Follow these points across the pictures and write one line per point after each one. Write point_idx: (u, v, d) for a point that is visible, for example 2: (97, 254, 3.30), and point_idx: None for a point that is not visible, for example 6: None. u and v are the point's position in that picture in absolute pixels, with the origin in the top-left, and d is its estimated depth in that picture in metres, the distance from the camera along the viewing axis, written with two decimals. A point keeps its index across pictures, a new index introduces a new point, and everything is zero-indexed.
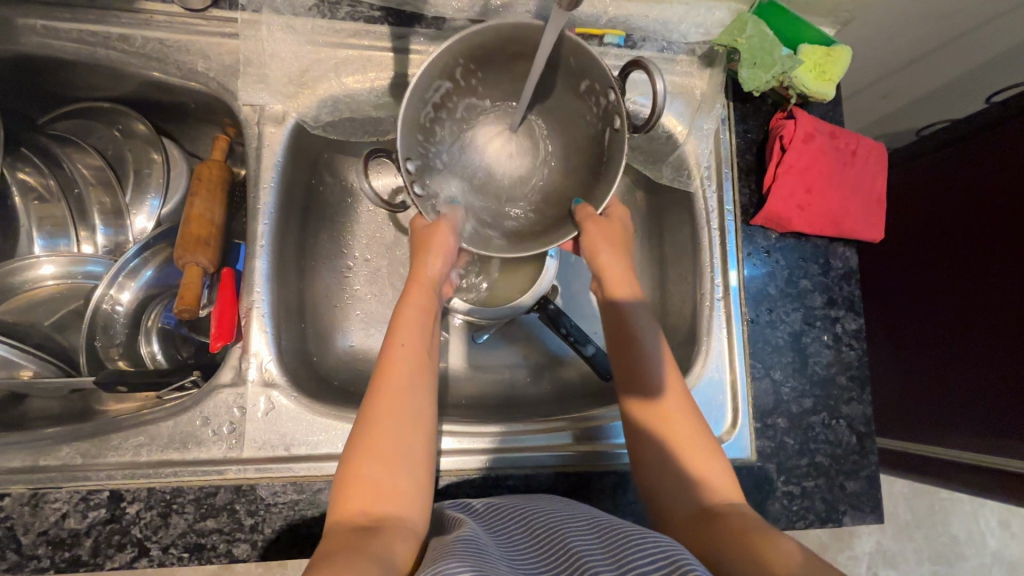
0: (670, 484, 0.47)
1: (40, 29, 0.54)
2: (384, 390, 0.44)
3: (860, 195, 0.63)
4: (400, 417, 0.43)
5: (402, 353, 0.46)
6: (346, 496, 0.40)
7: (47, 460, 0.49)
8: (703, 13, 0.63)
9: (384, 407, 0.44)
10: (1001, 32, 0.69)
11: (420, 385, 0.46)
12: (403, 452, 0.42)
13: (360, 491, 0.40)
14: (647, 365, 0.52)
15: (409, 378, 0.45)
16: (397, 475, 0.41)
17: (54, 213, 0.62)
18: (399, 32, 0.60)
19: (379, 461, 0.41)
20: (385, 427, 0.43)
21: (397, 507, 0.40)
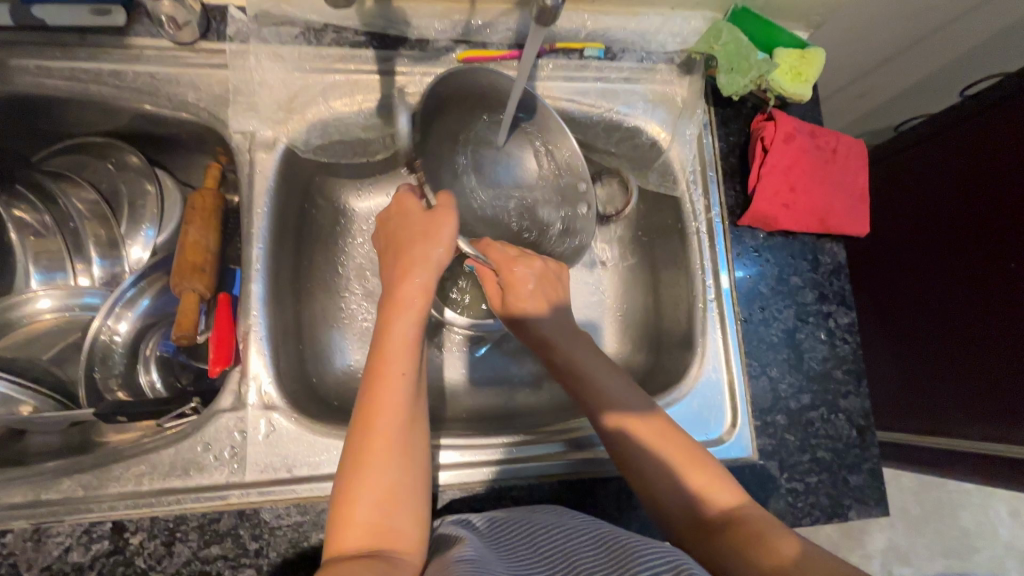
0: (676, 503, 0.48)
1: (32, 69, 0.55)
2: (376, 422, 0.43)
3: (845, 190, 0.64)
4: (394, 450, 0.42)
5: (398, 382, 0.45)
6: (340, 529, 0.40)
7: (50, 494, 0.49)
8: (680, 23, 0.64)
9: (377, 437, 0.42)
10: (968, 26, 0.72)
11: (412, 408, 0.45)
12: (398, 484, 0.42)
13: (354, 526, 0.40)
14: (610, 387, 0.53)
15: (404, 404, 0.44)
16: (395, 508, 0.41)
17: (50, 248, 0.62)
18: (384, 55, 0.61)
19: (374, 495, 0.41)
20: (377, 460, 0.42)
21: (393, 539, 0.40)
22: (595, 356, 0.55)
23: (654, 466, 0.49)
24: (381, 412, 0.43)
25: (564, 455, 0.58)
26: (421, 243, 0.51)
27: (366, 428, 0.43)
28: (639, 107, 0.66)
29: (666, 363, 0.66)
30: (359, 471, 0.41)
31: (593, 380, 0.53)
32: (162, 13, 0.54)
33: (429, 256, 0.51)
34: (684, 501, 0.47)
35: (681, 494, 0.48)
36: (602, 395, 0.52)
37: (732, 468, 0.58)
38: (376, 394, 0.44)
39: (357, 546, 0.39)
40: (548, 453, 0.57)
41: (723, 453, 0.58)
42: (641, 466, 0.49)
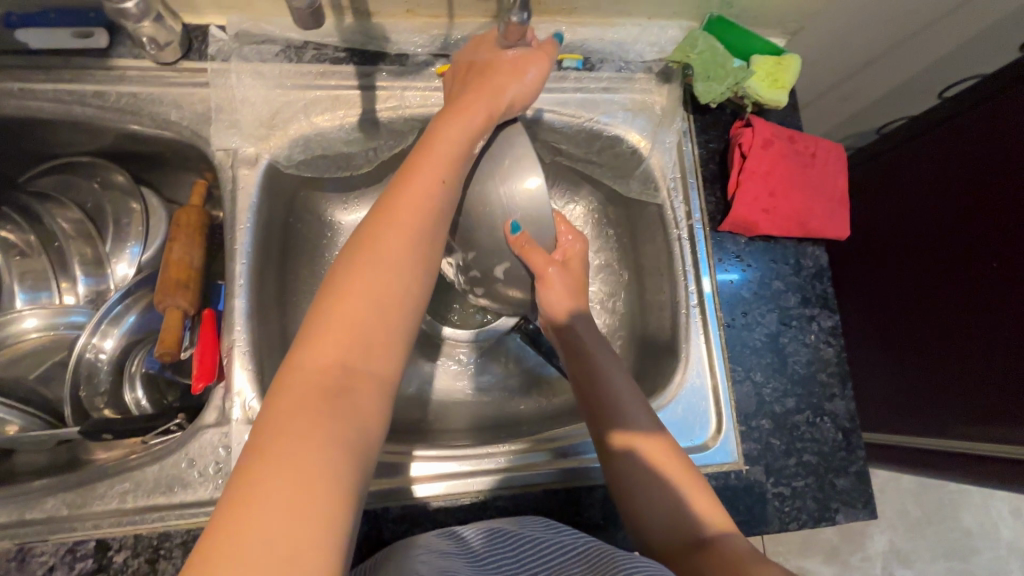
0: (658, 530, 0.49)
1: (16, 92, 0.56)
2: (386, 229, 0.41)
3: (824, 194, 0.64)
4: (394, 263, 0.40)
5: (418, 200, 0.43)
6: (326, 328, 0.37)
7: (33, 514, 0.49)
8: (657, 32, 0.67)
9: (364, 275, 0.38)
10: (943, 28, 0.72)
11: (410, 256, 0.41)
12: (377, 330, 0.37)
13: (339, 327, 0.37)
14: (625, 405, 0.53)
15: (404, 245, 0.41)
16: (374, 352, 0.37)
17: (35, 267, 0.63)
18: (364, 70, 0.62)
19: (350, 331, 0.37)
20: (360, 296, 0.38)
21: (376, 358, 0.37)
22: (621, 377, 0.55)
23: (650, 490, 0.50)
24: (374, 250, 0.40)
25: (549, 464, 0.58)
26: (455, 112, 0.48)
27: (358, 262, 0.39)
28: (619, 115, 0.66)
29: (651, 369, 0.66)
30: (338, 304, 0.37)
31: (608, 392, 0.54)
32: (143, 36, 0.54)
33: (459, 120, 0.47)
34: (674, 522, 0.49)
35: (673, 516, 0.49)
36: (618, 415, 0.53)
37: (717, 474, 0.58)
38: (376, 234, 0.41)
39: (337, 346, 0.36)
40: (533, 463, 0.57)
41: (708, 459, 0.59)
42: (636, 485, 0.50)
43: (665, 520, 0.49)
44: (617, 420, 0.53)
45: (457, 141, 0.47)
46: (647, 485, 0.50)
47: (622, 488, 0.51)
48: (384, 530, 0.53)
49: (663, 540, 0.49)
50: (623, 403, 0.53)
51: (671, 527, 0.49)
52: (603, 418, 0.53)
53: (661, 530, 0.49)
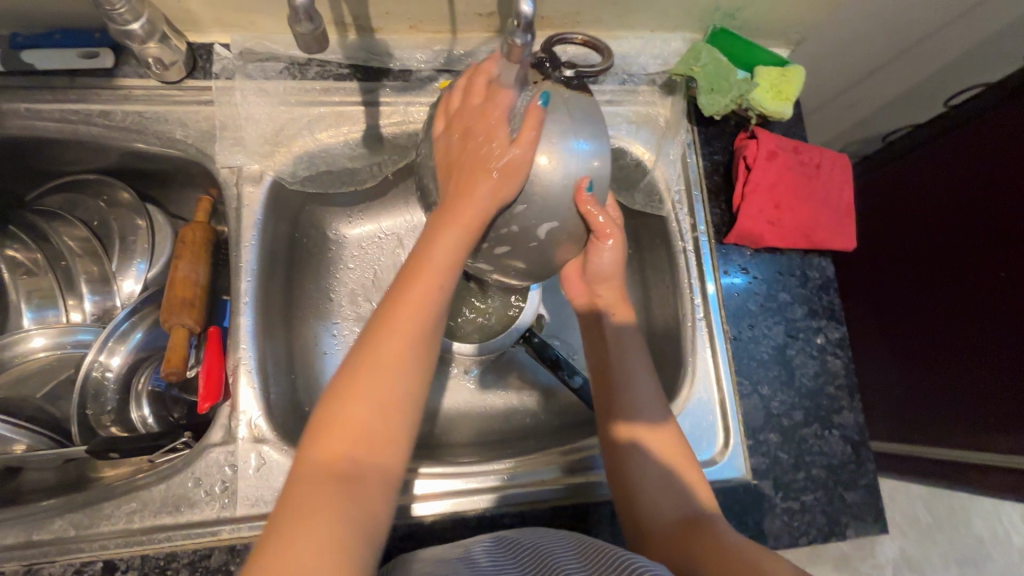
0: (646, 499, 0.50)
1: (23, 112, 0.56)
2: (386, 330, 0.40)
3: (830, 206, 0.64)
4: (394, 369, 0.39)
5: (415, 297, 0.41)
6: (327, 435, 0.37)
7: (40, 535, 0.49)
8: (660, 45, 0.67)
9: (371, 375, 0.38)
10: (946, 37, 0.72)
11: (416, 356, 0.40)
12: (383, 433, 0.37)
13: (342, 435, 0.37)
14: (634, 377, 0.55)
15: (403, 347, 0.39)
16: (380, 452, 0.37)
17: (41, 285, 0.63)
18: (368, 86, 0.62)
19: (357, 433, 0.37)
20: (366, 399, 0.37)
21: (378, 462, 0.37)
22: (634, 353, 0.57)
23: (646, 458, 0.51)
24: (382, 348, 0.39)
25: (556, 480, 0.57)
26: (451, 214, 0.42)
27: (356, 369, 0.38)
28: (623, 128, 0.66)
29: (658, 382, 0.65)
30: (345, 401, 0.38)
31: (617, 382, 0.55)
32: (149, 55, 0.55)
33: (455, 227, 0.42)
34: (665, 490, 0.50)
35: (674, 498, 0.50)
36: (625, 408, 0.53)
37: (725, 488, 0.58)
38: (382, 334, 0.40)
39: (338, 456, 0.36)
40: (541, 480, 0.57)
41: (716, 474, 0.58)
42: (633, 450, 0.52)
43: (657, 485, 0.50)
44: (623, 390, 0.54)
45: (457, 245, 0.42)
46: (641, 463, 0.51)
47: (619, 452, 0.53)
48: (392, 548, 0.53)
49: (651, 512, 0.49)
50: (630, 376, 0.55)
51: (658, 498, 0.50)
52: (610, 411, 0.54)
53: (650, 498, 0.50)
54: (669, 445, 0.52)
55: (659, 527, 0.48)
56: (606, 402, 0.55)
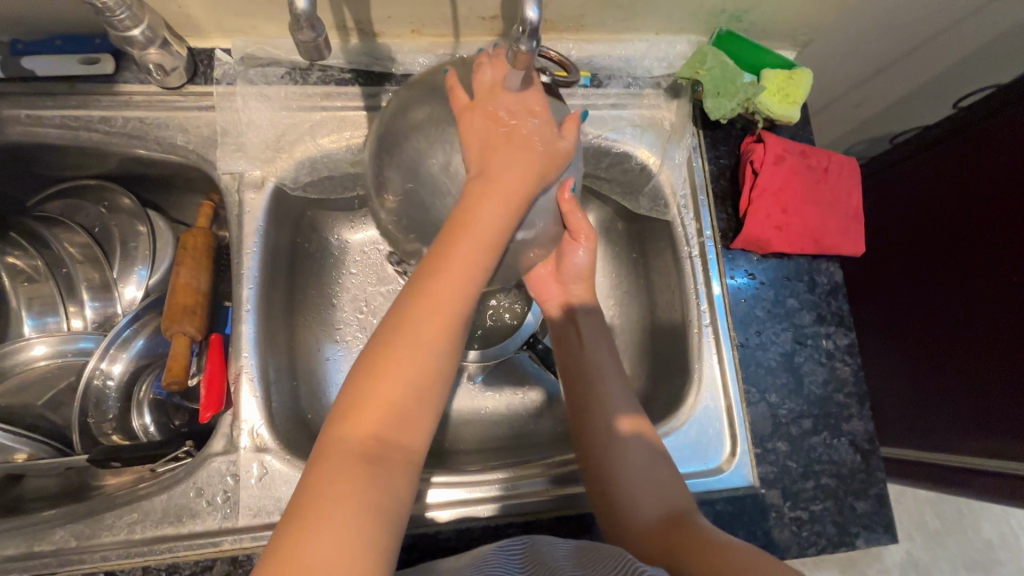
0: (625, 495, 0.50)
1: (24, 119, 0.56)
2: (428, 297, 0.38)
3: (838, 211, 0.63)
4: (431, 337, 0.38)
5: (456, 266, 0.39)
6: (362, 407, 0.36)
7: (42, 545, 0.49)
8: (664, 48, 0.66)
9: (404, 350, 0.37)
10: (955, 37, 0.71)
11: (450, 330, 0.39)
12: (413, 410, 0.37)
13: (377, 407, 0.36)
14: (607, 377, 0.56)
15: (440, 316, 0.38)
16: (407, 430, 0.36)
17: (43, 293, 0.63)
18: (370, 91, 0.61)
19: (386, 411, 0.36)
20: (398, 374, 0.36)
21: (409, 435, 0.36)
22: (605, 348, 0.58)
23: (626, 454, 0.51)
24: (420, 320, 0.38)
25: (561, 489, 0.56)
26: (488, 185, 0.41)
27: (392, 340, 0.37)
28: (628, 132, 0.65)
29: (664, 389, 0.65)
30: (377, 375, 0.36)
31: (597, 381, 0.55)
32: (149, 62, 0.54)
33: (497, 194, 0.41)
34: (646, 486, 0.50)
35: (658, 497, 0.49)
36: (607, 405, 0.54)
37: (733, 498, 0.57)
38: (419, 306, 0.38)
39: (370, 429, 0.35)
40: (545, 490, 0.56)
41: (723, 483, 0.57)
42: (611, 448, 0.52)
43: (636, 481, 0.50)
44: (598, 386, 0.55)
45: (502, 210, 0.41)
46: (619, 460, 0.51)
47: (595, 451, 0.52)
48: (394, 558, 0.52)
49: (631, 511, 0.49)
50: (603, 373, 0.56)
51: (637, 497, 0.49)
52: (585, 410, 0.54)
53: (629, 496, 0.49)
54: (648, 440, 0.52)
55: (640, 524, 0.47)
56: (580, 396, 0.55)
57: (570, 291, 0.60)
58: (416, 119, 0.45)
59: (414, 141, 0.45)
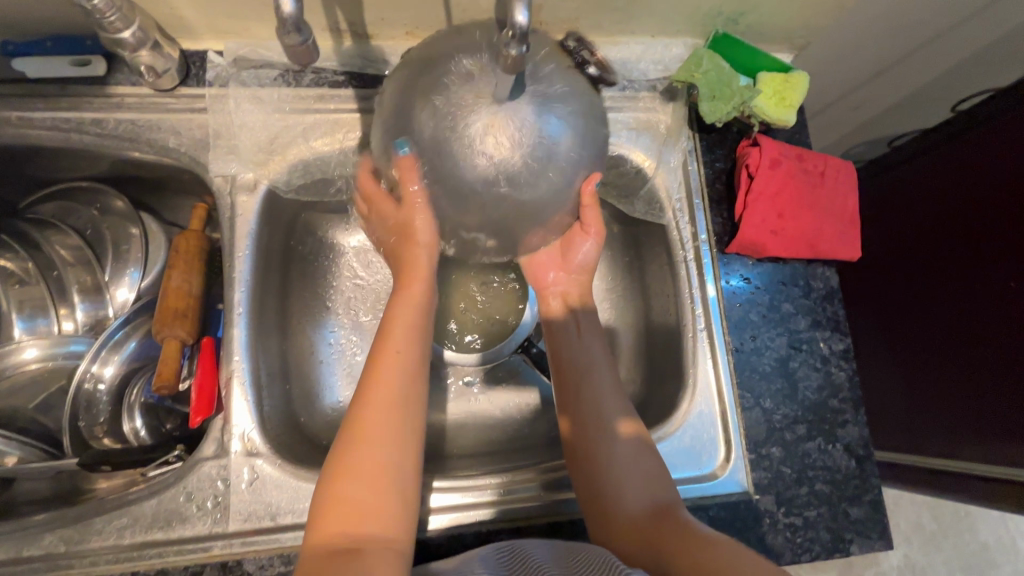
0: (609, 484, 0.48)
1: (15, 120, 0.56)
2: (372, 398, 0.42)
3: (834, 215, 0.63)
4: (384, 434, 0.41)
5: (392, 363, 0.44)
6: (327, 514, 0.38)
7: (31, 550, 0.49)
8: (660, 51, 0.66)
9: (361, 454, 0.40)
10: (952, 41, 0.71)
11: (401, 425, 0.42)
12: (378, 504, 0.39)
13: (341, 511, 0.38)
14: (597, 365, 0.55)
15: (389, 412, 0.42)
16: (375, 522, 0.38)
17: (34, 295, 0.62)
18: (364, 93, 0.61)
19: (349, 510, 0.38)
20: (355, 476, 0.39)
21: (379, 527, 0.38)
22: (595, 338, 0.57)
23: (613, 444, 0.50)
24: (369, 423, 0.41)
25: (554, 495, 0.56)
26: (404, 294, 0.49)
27: (345, 445, 0.41)
28: (623, 135, 0.65)
29: (658, 393, 0.64)
30: (338, 484, 0.39)
31: (589, 374, 0.54)
32: (141, 64, 0.54)
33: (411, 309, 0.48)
34: (634, 484, 0.48)
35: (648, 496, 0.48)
36: (598, 403, 0.52)
37: (726, 504, 0.57)
38: (365, 414, 0.42)
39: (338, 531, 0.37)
40: (540, 496, 0.56)
41: (715, 489, 0.57)
42: (597, 435, 0.51)
43: (620, 470, 0.49)
44: (588, 376, 0.54)
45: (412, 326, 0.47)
46: (607, 458, 0.49)
47: (583, 437, 0.51)
48: None
49: (616, 502, 0.48)
50: (594, 361, 0.55)
51: (622, 486, 0.48)
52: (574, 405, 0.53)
53: (615, 483, 0.48)
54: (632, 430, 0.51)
55: (627, 520, 0.46)
56: (570, 390, 0.54)
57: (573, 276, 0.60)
58: (442, 75, 0.42)
59: (426, 112, 0.42)
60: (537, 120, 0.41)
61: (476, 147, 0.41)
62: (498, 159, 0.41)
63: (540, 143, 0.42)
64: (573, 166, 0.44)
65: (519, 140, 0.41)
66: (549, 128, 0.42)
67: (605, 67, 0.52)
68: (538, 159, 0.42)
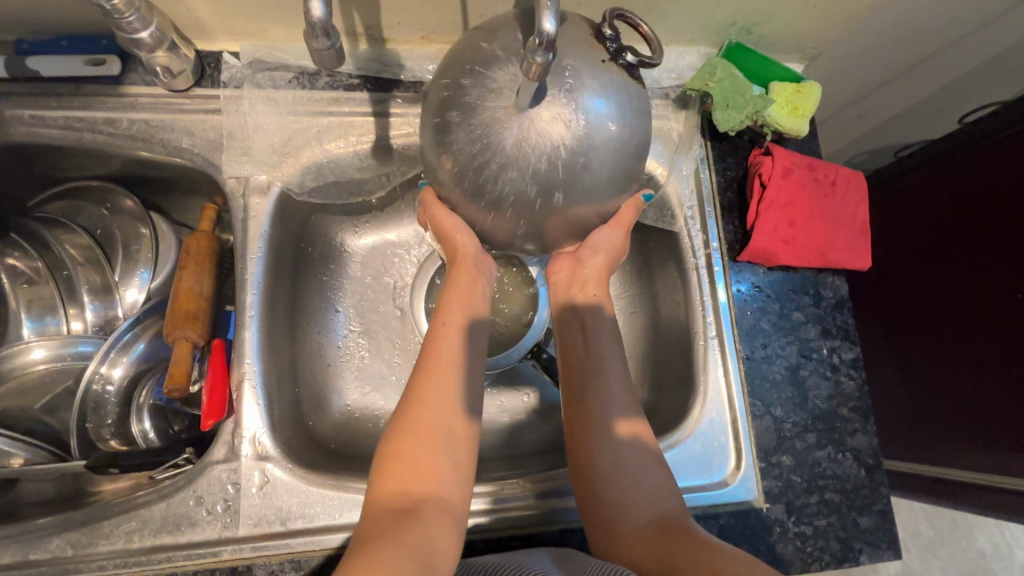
0: (617, 495, 0.48)
1: (27, 119, 0.56)
2: (431, 367, 0.46)
3: (844, 224, 0.63)
4: (442, 399, 0.44)
5: (447, 335, 0.48)
6: (385, 474, 0.41)
7: (38, 554, 0.48)
8: (674, 59, 0.67)
9: (420, 416, 0.43)
10: (960, 53, 0.72)
11: (454, 392, 0.45)
12: (439, 464, 0.42)
13: (401, 469, 0.41)
14: (608, 368, 0.53)
15: (446, 380, 0.46)
16: (433, 482, 0.41)
17: (43, 295, 0.62)
18: (378, 97, 0.61)
19: (410, 468, 0.41)
20: (416, 434, 0.42)
21: (437, 486, 0.41)
22: (608, 339, 0.55)
23: (620, 447, 0.50)
24: (427, 396, 0.44)
25: (566, 501, 0.56)
26: (453, 279, 0.52)
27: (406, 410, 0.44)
28: None
29: (668, 399, 0.64)
30: (398, 445, 0.42)
31: (598, 366, 0.53)
32: (156, 64, 0.54)
33: (462, 290, 0.51)
34: (646, 493, 0.48)
35: (660, 501, 0.48)
36: (608, 401, 0.51)
37: (736, 512, 0.57)
38: (421, 382, 0.45)
39: (400, 489, 0.40)
40: (553, 503, 0.55)
41: (726, 498, 0.57)
42: (604, 444, 0.50)
43: (627, 481, 0.49)
44: (595, 376, 0.52)
45: (461, 307, 0.51)
46: (615, 460, 0.49)
47: (587, 449, 0.50)
48: None
49: (620, 515, 0.47)
50: (605, 364, 0.53)
51: (629, 499, 0.48)
52: (576, 402, 0.52)
53: (621, 496, 0.48)
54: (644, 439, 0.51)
55: (631, 531, 0.46)
56: (577, 391, 0.53)
57: (580, 272, 0.58)
58: (489, 83, 0.42)
59: (476, 102, 0.41)
60: (593, 119, 0.42)
61: (538, 155, 0.41)
62: (553, 179, 0.42)
63: (589, 155, 0.42)
64: (622, 169, 0.45)
65: (580, 144, 0.42)
66: (606, 127, 0.42)
67: (653, 35, 0.43)
68: (587, 170, 0.43)
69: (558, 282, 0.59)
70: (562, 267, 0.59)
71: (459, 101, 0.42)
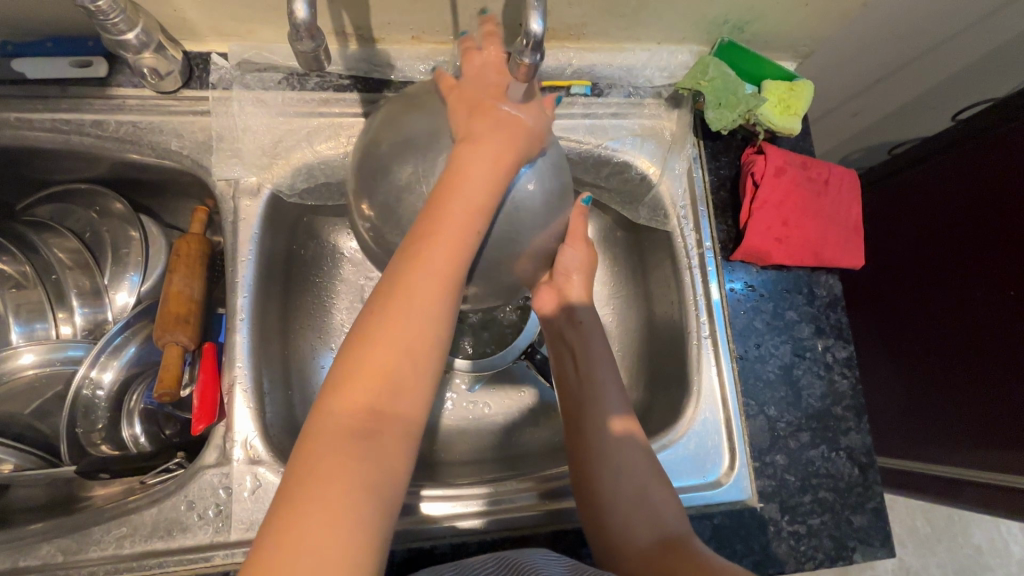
0: (619, 521, 0.49)
1: (13, 121, 0.55)
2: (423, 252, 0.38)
3: (838, 223, 0.63)
4: (424, 298, 0.38)
5: (450, 216, 0.39)
6: (348, 382, 0.35)
7: (26, 561, 0.48)
8: (666, 57, 0.66)
9: (396, 318, 0.37)
10: (953, 51, 0.72)
11: (439, 292, 0.38)
12: (407, 380, 0.36)
13: (364, 379, 0.35)
14: (606, 397, 0.55)
15: (432, 272, 0.38)
16: (402, 397, 0.36)
17: (31, 299, 0.61)
18: (369, 97, 0.61)
19: (377, 379, 0.35)
20: (390, 342, 0.36)
21: (405, 400, 0.36)
22: (602, 365, 0.57)
23: (621, 472, 0.51)
24: (408, 292, 0.37)
25: (558, 502, 0.55)
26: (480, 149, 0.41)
27: (383, 310, 0.37)
28: (627, 141, 0.65)
29: (662, 399, 0.64)
30: (368, 351, 0.36)
31: (595, 397, 0.55)
32: (144, 66, 0.53)
33: (484, 158, 0.40)
34: (638, 513, 0.49)
35: (653, 516, 0.49)
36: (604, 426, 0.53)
37: (730, 512, 0.57)
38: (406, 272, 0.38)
39: (359, 402, 0.35)
40: (545, 505, 0.55)
41: (719, 498, 0.57)
42: (605, 473, 0.51)
43: (630, 505, 0.50)
44: (592, 406, 0.55)
45: (482, 187, 0.40)
46: (613, 483, 0.50)
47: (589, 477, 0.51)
48: (387, 568, 0.52)
49: (624, 536, 0.48)
50: (602, 389, 0.55)
51: (630, 520, 0.49)
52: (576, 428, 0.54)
53: (623, 519, 0.49)
54: (635, 457, 0.52)
55: (636, 553, 0.47)
56: (577, 417, 0.55)
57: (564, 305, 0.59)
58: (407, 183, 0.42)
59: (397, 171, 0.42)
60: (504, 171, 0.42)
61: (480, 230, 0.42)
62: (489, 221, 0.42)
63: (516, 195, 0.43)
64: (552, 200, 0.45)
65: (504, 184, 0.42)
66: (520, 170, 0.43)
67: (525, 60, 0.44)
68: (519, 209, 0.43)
69: (549, 315, 0.60)
70: (546, 301, 0.60)
71: (379, 204, 0.43)
